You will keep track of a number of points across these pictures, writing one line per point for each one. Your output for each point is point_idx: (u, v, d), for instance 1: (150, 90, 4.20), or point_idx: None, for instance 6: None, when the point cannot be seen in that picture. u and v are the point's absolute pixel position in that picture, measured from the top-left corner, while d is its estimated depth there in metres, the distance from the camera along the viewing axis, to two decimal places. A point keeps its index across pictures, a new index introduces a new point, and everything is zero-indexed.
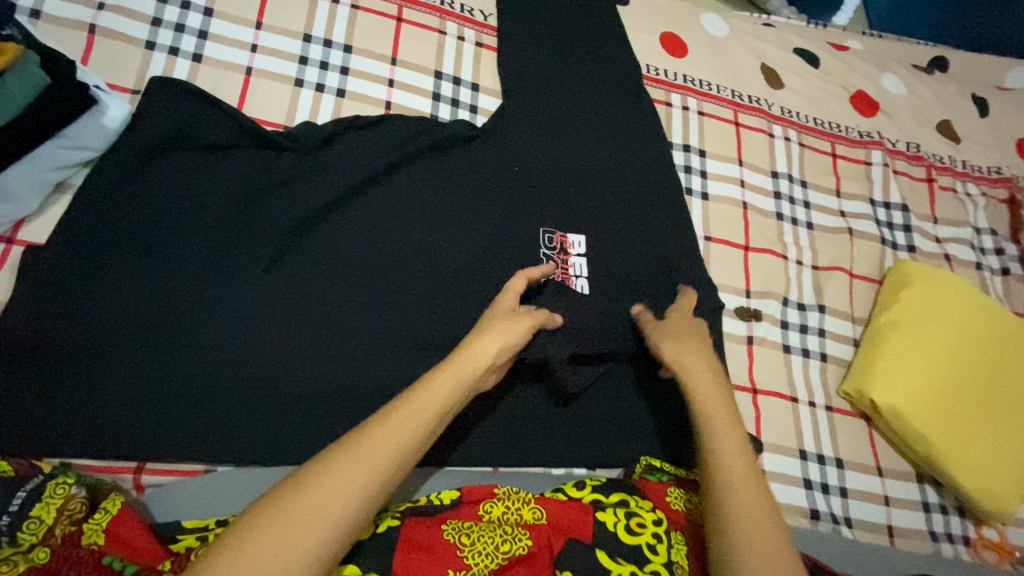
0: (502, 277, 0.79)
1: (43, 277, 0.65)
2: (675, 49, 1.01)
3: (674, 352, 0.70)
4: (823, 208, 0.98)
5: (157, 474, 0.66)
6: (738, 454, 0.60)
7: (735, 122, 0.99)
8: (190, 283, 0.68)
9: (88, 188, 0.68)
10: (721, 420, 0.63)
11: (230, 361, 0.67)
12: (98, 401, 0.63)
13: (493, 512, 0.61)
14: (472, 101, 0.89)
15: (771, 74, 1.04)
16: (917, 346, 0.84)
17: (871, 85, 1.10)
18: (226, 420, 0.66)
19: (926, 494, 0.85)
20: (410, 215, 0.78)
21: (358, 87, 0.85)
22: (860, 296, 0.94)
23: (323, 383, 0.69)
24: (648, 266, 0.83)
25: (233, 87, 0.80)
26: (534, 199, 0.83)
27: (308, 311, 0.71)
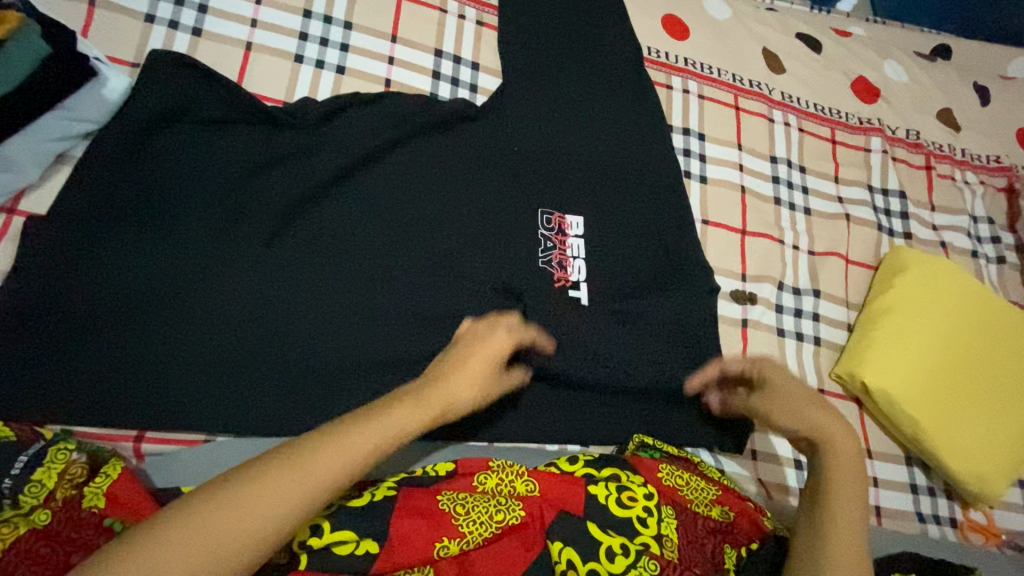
0: (501, 258, 0.80)
1: (44, 245, 0.65)
2: (677, 32, 1.01)
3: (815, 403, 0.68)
4: (821, 193, 0.98)
5: (157, 443, 0.67)
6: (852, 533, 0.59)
7: (736, 106, 0.99)
8: (189, 256, 0.69)
9: (88, 160, 0.69)
10: (842, 487, 0.62)
11: (229, 334, 0.68)
12: (101, 370, 0.64)
13: (487, 483, 0.62)
14: (473, 80, 0.89)
15: (773, 59, 1.04)
16: (933, 357, 0.84)
17: (872, 72, 1.09)
18: (226, 391, 0.67)
19: (915, 477, 0.87)
20: (409, 193, 0.79)
21: (358, 64, 0.84)
22: (855, 281, 0.94)
23: (321, 358, 0.70)
24: (644, 249, 0.84)
25: (234, 62, 0.80)
26: (532, 180, 0.84)
27: (305, 286, 0.72)
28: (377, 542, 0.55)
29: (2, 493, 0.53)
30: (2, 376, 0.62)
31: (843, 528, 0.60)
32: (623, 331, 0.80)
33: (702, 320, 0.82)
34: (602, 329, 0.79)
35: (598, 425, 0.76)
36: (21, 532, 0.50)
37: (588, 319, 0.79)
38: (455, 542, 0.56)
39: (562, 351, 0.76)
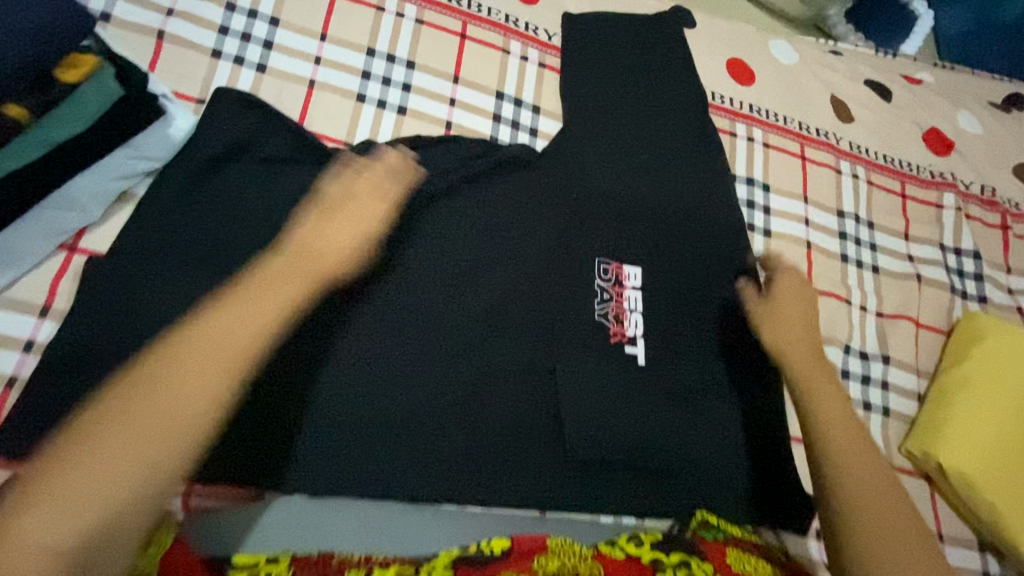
0: (559, 311, 0.76)
1: (102, 289, 0.64)
2: (742, 77, 0.97)
3: (777, 325, 0.75)
4: (890, 251, 0.93)
5: (207, 496, 0.63)
6: (840, 423, 0.65)
7: (802, 156, 0.95)
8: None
9: (152, 202, 0.68)
10: (810, 375, 0.70)
11: (279, 385, 0.65)
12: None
13: (548, 566, 0.58)
14: (533, 123, 0.87)
15: (841, 106, 1.00)
16: (1003, 434, 0.78)
17: (945, 123, 1.05)
18: (276, 444, 0.65)
19: (989, 563, 0.81)
20: (466, 241, 0.76)
21: (419, 105, 0.83)
22: (926, 347, 0.89)
23: (370, 413, 0.67)
24: (706, 307, 0.80)
25: (296, 100, 0.79)
26: (592, 229, 0.80)
27: (359, 336, 0.69)
28: None
29: None
30: (48, 423, 0.60)
31: (830, 415, 0.66)
32: (682, 394, 0.76)
33: (760, 387, 0.79)
34: (660, 390, 0.76)
35: (654, 493, 0.73)
36: None
37: (645, 379, 0.76)
38: None
39: (618, 414, 0.73)
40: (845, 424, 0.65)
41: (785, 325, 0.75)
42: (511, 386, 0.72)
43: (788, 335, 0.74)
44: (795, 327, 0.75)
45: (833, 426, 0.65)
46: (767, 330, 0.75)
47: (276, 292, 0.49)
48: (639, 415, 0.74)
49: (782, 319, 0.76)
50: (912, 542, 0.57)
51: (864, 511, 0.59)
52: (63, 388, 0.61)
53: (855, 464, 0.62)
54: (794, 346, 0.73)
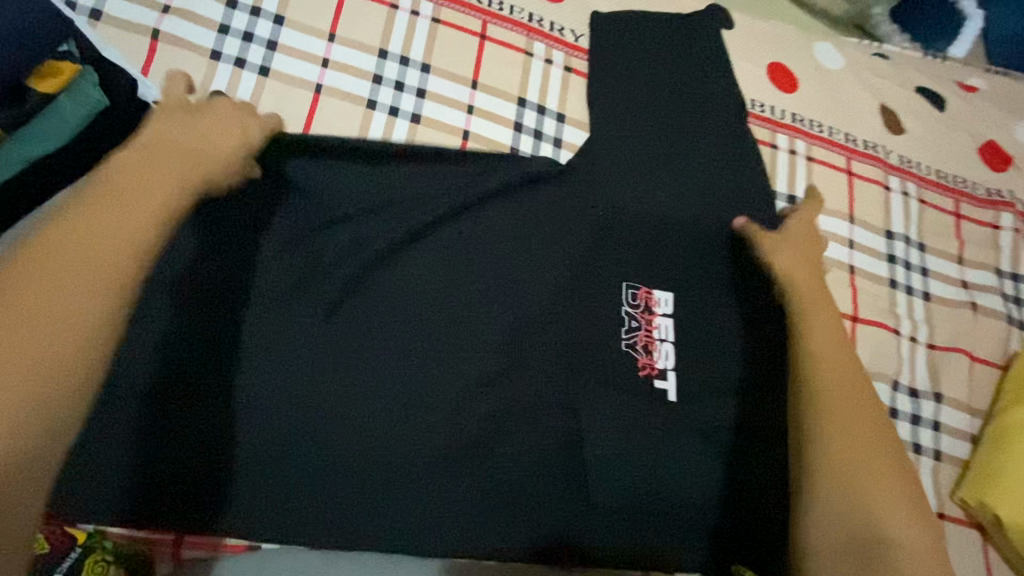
0: (582, 341, 0.70)
1: None
2: (783, 83, 0.89)
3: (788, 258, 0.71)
4: (942, 276, 0.85)
5: (197, 547, 0.59)
6: (835, 358, 0.63)
7: (848, 170, 0.87)
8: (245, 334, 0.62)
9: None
10: (812, 307, 0.68)
11: (282, 423, 0.60)
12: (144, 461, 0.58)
13: None
14: (557, 133, 0.80)
15: (890, 116, 0.92)
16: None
17: (1002, 136, 0.96)
18: (277, 489, 0.60)
19: None
20: (483, 263, 0.69)
21: (434, 112, 0.76)
22: (980, 383, 0.82)
23: (377, 454, 0.62)
24: (748, 338, 0.72)
25: (302, 107, 0.72)
26: (619, 249, 0.73)
27: (366, 369, 0.63)
28: None
29: None
30: None
31: (825, 345, 0.64)
32: (718, 435, 0.69)
33: None
34: (694, 431, 0.69)
35: (688, 546, 0.66)
36: None
37: (677, 417, 0.69)
38: None
39: (647, 455, 0.67)
40: (839, 357, 0.63)
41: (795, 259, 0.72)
42: (530, 426, 0.66)
43: (800, 272, 0.71)
44: (806, 262, 0.72)
45: (825, 354, 0.63)
46: (781, 262, 0.71)
47: (158, 182, 0.44)
48: (669, 457, 0.68)
49: (788, 249, 0.73)
50: (889, 469, 0.56)
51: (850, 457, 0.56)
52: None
53: (844, 399, 0.60)
54: (805, 277, 0.70)
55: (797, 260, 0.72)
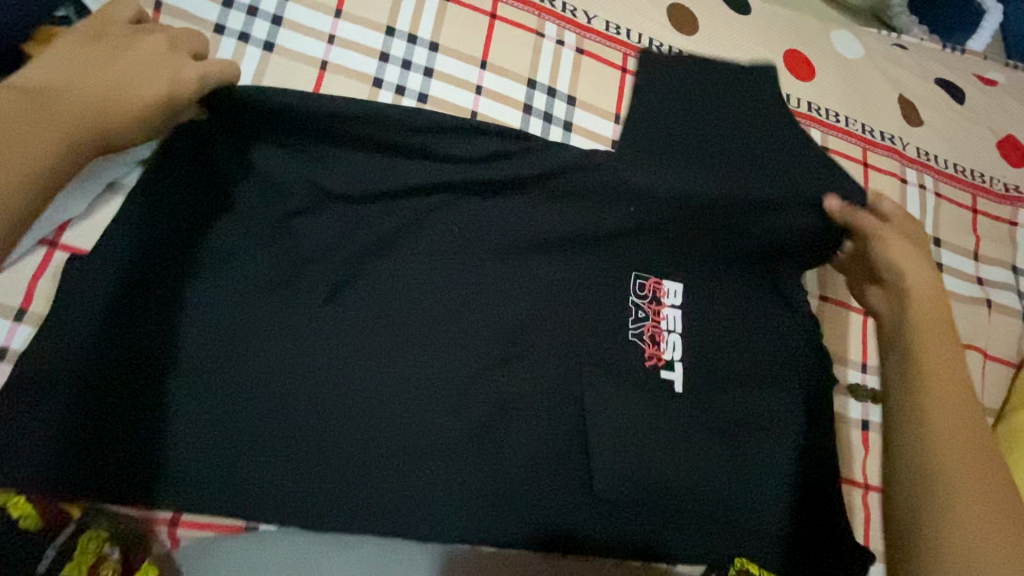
0: (589, 330, 0.68)
1: (78, 292, 0.56)
2: (800, 71, 0.87)
3: (913, 268, 0.64)
4: (958, 271, 0.84)
5: (194, 529, 0.57)
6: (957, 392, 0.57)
7: (864, 161, 0.85)
8: (241, 312, 0.59)
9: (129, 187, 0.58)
10: (934, 327, 0.60)
11: (278, 403, 0.58)
12: (131, 443, 0.55)
13: None
14: (567, 117, 0.78)
15: (908, 107, 0.90)
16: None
17: (1021, 130, 0.94)
18: (270, 472, 0.57)
19: None
20: (488, 242, 0.67)
21: (442, 92, 0.74)
22: (992, 381, 0.81)
23: (375, 439, 0.59)
24: (755, 330, 0.71)
25: (306, 84, 0.71)
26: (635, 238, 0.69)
27: (368, 351, 0.61)
28: None
29: None
30: (18, 443, 0.53)
31: (953, 379, 0.57)
32: (726, 428, 0.68)
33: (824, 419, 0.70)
34: (702, 423, 0.67)
35: (695, 539, 0.64)
36: None
37: (685, 408, 0.67)
38: None
39: (656, 449, 0.65)
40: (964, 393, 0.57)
41: (919, 266, 0.64)
42: (536, 413, 0.64)
43: (926, 289, 0.63)
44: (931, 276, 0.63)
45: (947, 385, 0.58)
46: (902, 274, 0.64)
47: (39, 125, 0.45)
48: (676, 450, 0.66)
49: (904, 261, 0.65)
50: None
51: (983, 484, 0.48)
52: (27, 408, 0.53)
53: (965, 443, 0.55)
54: (931, 295, 0.62)
55: (922, 275, 0.64)
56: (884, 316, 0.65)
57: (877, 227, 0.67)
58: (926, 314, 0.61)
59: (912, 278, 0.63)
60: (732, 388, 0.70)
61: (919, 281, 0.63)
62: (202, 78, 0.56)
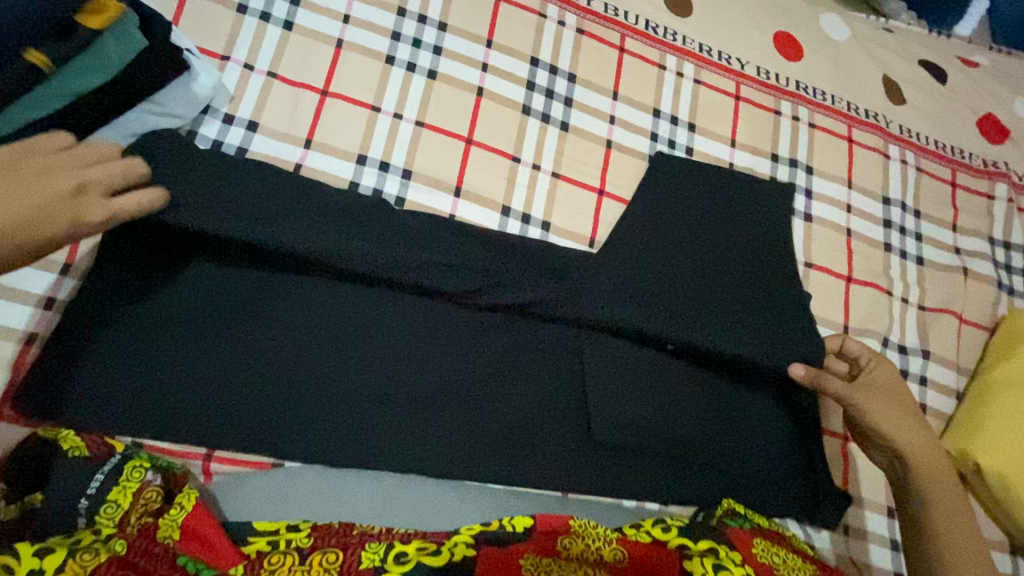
0: None
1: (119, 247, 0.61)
2: (789, 52, 0.92)
3: (902, 432, 0.67)
4: (937, 241, 0.89)
5: (226, 463, 0.61)
6: (960, 524, 0.62)
7: (848, 138, 0.90)
8: (256, 266, 0.64)
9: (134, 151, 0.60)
10: (931, 473, 0.66)
11: (302, 352, 0.63)
12: (157, 380, 0.60)
13: (572, 548, 0.55)
14: (568, 93, 0.83)
15: (892, 87, 0.94)
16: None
17: (1001, 109, 0.99)
18: (294, 412, 0.62)
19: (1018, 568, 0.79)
20: (497, 269, 0.67)
21: (451, 69, 0.79)
22: (967, 343, 0.86)
23: (391, 387, 0.65)
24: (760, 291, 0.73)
25: (323, 60, 0.75)
26: (648, 300, 0.70)
27: (384, 307, 0.67)
28: None
29: (78, 512, 0.51)
30: (64, 384, 0.58)
31: (951, 514, 0.63)
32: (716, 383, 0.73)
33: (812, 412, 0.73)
34: (692, 380, 0.73)
35: (684, 481, 0.69)
36: (101, 559, 0.46)
37: (676, 363, 0.73)
38: None
39: (649, 400, 0.70)
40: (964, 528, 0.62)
41: (907, 430, 0.67)
42: (538, 365, 0.70)
43: (918, 438, 0.67)
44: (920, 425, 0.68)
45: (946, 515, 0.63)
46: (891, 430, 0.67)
47: None
48: (665, 402, 0.71)
49: (886, 414, 0.68)
50: None
51: None
52: (65, 342, 0.58)
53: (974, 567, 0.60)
54: (929, 451, 0.66)
55: (913, 429, 0.67)
56: (887, 468, 0.70)
57: (852, 391, 0.70)
58: (926, 468, 0.66)
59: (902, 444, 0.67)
60: None
61: (909, 446, 0.67)
62: (112, 217, 0.52)
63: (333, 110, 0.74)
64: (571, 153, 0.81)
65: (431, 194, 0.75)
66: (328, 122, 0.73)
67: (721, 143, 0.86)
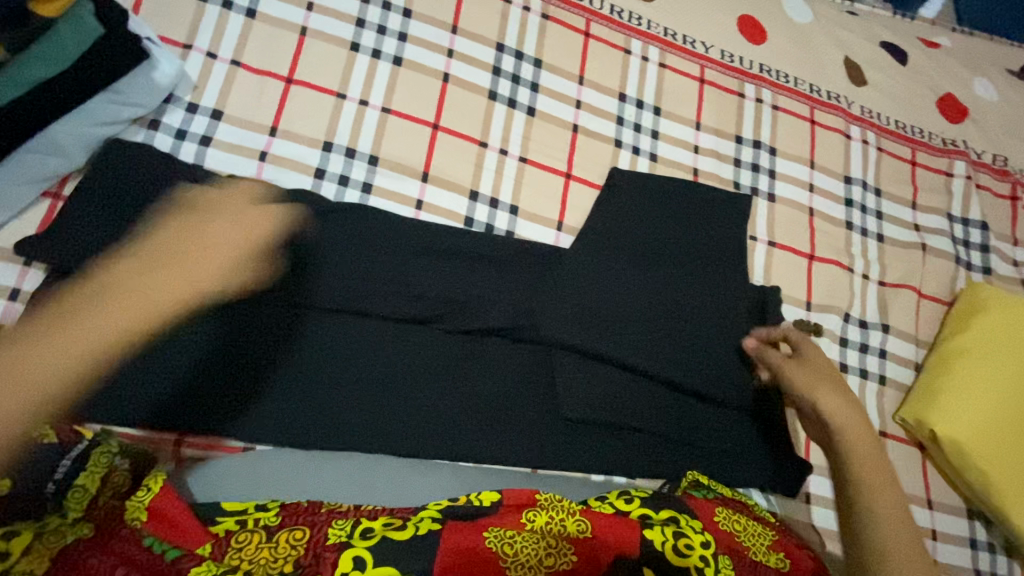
0: (554, 271, 0.74)
1: (76, 236, 0.62)
2: (752, 35, 0.93)
3: (815, 392, 0.69)
4: (897, 219, 0.91)
5: (196, 448, 0.63)
6: (879, 481, 0.61)
7: (811, 119, 0.92)
8: None
9: (99, 176, 0.64)
10: (851, 433, 0.65)
11: (270, 337, 0.65)
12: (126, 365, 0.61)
13: (536, 521, 0.57)
14: (534, 78, 0.83)
15: (854, 69, 0.96)
16: (1013, 415, 0.77)
17: (960, 88, 1.01)
18: (265, 397, 0.64)
19: (975, 530, 0.82)
20: (457, 275, 0.71)
21: (416, 55, 0.79)
22: (926, 317, 0.88)
23: (362, 371, 0.67)
24: (716, 277, 0.78)
25: (287, 48, 0.75)
26: (607, 291, 0.74)
27: (351, 291, 0.68)
28: None
29: (43, 495, 0.49)
30: None
31: (870, 471, 0.62)
32: (684, 360, 0.74)
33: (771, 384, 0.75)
34: (664, 356, 0.73)
35: (649, 455, 0.71)
36: (69, 539, 0.48)
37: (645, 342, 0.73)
38: None
39: (614, 378, 0.72)
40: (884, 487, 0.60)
41: (824, 392, 0.69)
42: (504, 346, 0.71)
43: (836, 400, 0.68)
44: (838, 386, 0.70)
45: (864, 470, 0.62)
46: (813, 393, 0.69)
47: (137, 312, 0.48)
48: (632, 380, 0.73)
49: (809, 379, 0.70)
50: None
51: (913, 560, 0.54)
52: None
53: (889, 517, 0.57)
54: (850, 415, 0.67)
55: (834, 393, 0.69)
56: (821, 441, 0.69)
57: (781, 363, 0.72)
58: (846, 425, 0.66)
59: (824, 403, 0.67)
60: (691, 323, 0.75)
61: (827, 404, 0.68)
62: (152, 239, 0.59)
63: (298, 97, 0.74)
64: (537, 137, 0.82)
65: (398, 179, 0.75)
66: (293, 109, 0.74)
67: (686, 126, 0.87)
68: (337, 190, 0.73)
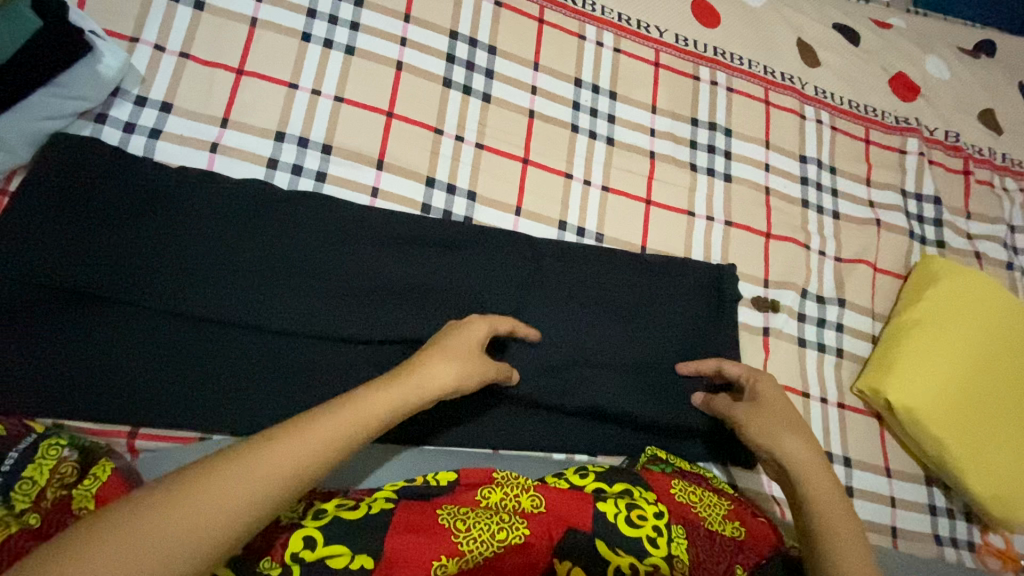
0: (512, 256, 0.75)
1: (19, 230, 0.61)
2: (705, 19, 0.94)
3: (779, 441, 0.64)
4: (852, 196, 0.93)
5: (152, 440, 0.63)
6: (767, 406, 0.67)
7: (765, 100, 0.93)
8: (169, 248, 0.64)
9: (43, 174, 0.63)
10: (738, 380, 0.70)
11: (231, 330, 0.65)
12: (75, 360, 0.61)
13: (491, 497, 0.58)
14: (489, 65, 0.84)
15: (807, 51, 0.98)
16: (962, 381, 0.79)
17: (912, 67, 1.03)
18: (222, 389, 0.64)
19: (935, 496, 0.84)
20: (411, 260, 0.71)
21: (368, 44, 0.80)
22: (882, 290, 0.90)
23: (319, 359, 0.67)
24: (672, 260, 0.80)
25: (237, 38, 0.75)
26: (566, 273, 0.75)
27: (305, 278, 0.68)
28: (372, 557, 0.51)
29: None
30: None
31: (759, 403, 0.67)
32: (643, 340, 0.75)
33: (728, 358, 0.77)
34: (622, 336, 0.74)
35: (608, 433, 0.73)
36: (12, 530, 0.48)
37: (604, 323, 0.74)
38: (454, 561, 0.52)
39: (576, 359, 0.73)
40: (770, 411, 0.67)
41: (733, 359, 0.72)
42: None
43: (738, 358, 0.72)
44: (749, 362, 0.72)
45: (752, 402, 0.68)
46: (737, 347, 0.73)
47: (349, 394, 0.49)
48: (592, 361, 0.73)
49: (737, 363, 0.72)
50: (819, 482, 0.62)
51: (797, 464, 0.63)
52: None
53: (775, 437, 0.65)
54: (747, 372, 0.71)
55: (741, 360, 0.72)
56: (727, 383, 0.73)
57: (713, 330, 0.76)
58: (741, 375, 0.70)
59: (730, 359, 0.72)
60: (646, 304, 0.76)
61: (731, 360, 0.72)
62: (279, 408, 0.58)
63: (248, 88, 0.74)
64: (493, 124, 0.83)
65: (353, 167, 0.75)
66: (244, 99, 0.73)
67: (642, 110, 0.88)
68: (291, 179, 0.73)
